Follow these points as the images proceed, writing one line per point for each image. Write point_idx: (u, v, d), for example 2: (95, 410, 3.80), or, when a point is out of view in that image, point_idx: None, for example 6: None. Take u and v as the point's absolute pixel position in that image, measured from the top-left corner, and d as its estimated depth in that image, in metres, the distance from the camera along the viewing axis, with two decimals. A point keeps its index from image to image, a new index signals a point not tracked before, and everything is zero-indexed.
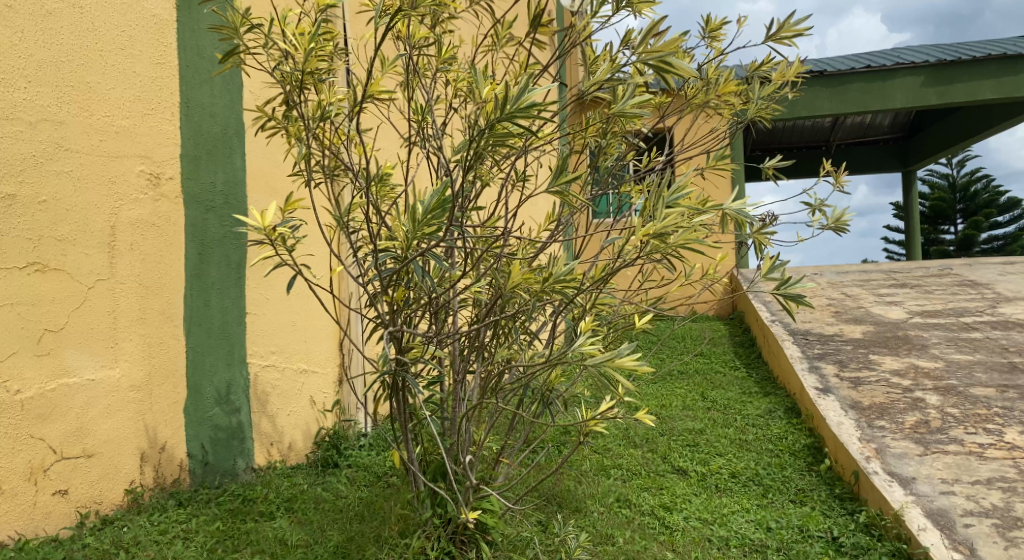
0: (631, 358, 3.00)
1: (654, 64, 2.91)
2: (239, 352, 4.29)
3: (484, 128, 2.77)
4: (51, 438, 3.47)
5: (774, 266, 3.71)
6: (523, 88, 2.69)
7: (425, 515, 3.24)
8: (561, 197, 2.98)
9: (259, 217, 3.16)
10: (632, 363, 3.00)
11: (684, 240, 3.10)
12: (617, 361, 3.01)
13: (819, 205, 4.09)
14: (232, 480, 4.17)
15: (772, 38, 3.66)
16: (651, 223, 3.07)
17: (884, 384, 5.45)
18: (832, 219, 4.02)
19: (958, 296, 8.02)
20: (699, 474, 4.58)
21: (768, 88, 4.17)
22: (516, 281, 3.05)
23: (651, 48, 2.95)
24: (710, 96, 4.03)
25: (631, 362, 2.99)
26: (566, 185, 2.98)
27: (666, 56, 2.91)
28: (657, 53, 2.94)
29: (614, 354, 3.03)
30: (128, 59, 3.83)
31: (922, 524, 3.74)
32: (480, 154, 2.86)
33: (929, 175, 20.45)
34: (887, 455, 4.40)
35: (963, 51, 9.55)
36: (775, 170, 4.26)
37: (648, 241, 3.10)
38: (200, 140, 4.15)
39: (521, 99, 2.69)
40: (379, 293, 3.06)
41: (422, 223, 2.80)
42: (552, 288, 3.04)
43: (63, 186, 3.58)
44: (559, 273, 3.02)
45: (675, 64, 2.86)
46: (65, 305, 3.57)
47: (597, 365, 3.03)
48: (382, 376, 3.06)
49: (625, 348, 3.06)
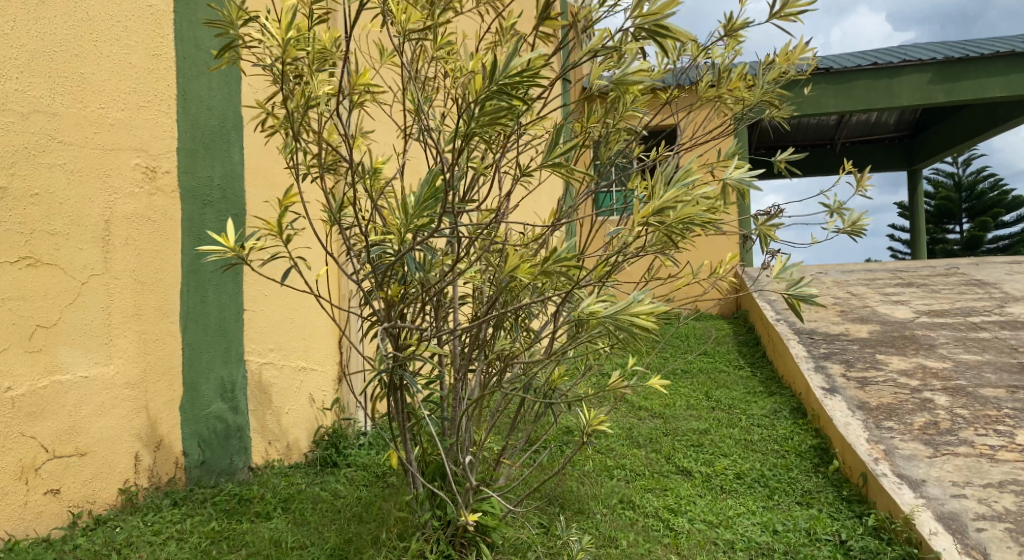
0: (646, 304, 3.03)
1: (650, 28, 2.84)
2: (236, 349, 4.21)
3: (473, 105, 2.71)
4: (43, 437, 3.40)
5: (785, 268, 3.65)
6: (511, 54, 2.62)
7: (425, 517, 3.16)
8: (556, 170, 2.97)
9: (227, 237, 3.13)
10: (648, 309, 3.02)
11: (685, 215, 3.01)
12: (632, 308, 3.04)
13: (838, 208, 3.99)
14: (229, 479, 4.10)
15: (776, 15, 3.44)
16: (651, 203, 3.02)
17: (892, 384, 5.37)
18: (849, 223, 3.93)
19: (965, 296, 7.92)
20: (704, 475, 4.51)
21: (773, 73, 4.04)
22: (514, 266, 3.00)
23: (647, 12, 2.85)
24: (722, 91, 3.97)
25: (646, 307, 3.02)
26: (561, 158, 2.95)
27: (662, 19, 2.83)
28: (653, 17, 2.85)
29: (630, 302, 3.07)
30: (124, 50, 3.76)
31: (934, 528, 3.65)
32: (473, 136, 2.80)
33: (935, 174, 20.33)
34: (896, 456, 4.32)
35: (970, 48, 9.44)
36: (786, 163, 4.18)
37: (648, 223, 3.05)
38: (197, 133, 4.07)
39: (510, 66, 2.63)
40: (374, 288, 2.97)
41: (415, 215, 2.75)
42: (551, 266, 2.96)
43: (57, 179, 3.51)
44: (560, 252, 2.95)
45: (673, 27, 2.80)
46: (57, 301, 3.49)
47: (610, 315, 3.05)
48: (378, 374, 2.98)
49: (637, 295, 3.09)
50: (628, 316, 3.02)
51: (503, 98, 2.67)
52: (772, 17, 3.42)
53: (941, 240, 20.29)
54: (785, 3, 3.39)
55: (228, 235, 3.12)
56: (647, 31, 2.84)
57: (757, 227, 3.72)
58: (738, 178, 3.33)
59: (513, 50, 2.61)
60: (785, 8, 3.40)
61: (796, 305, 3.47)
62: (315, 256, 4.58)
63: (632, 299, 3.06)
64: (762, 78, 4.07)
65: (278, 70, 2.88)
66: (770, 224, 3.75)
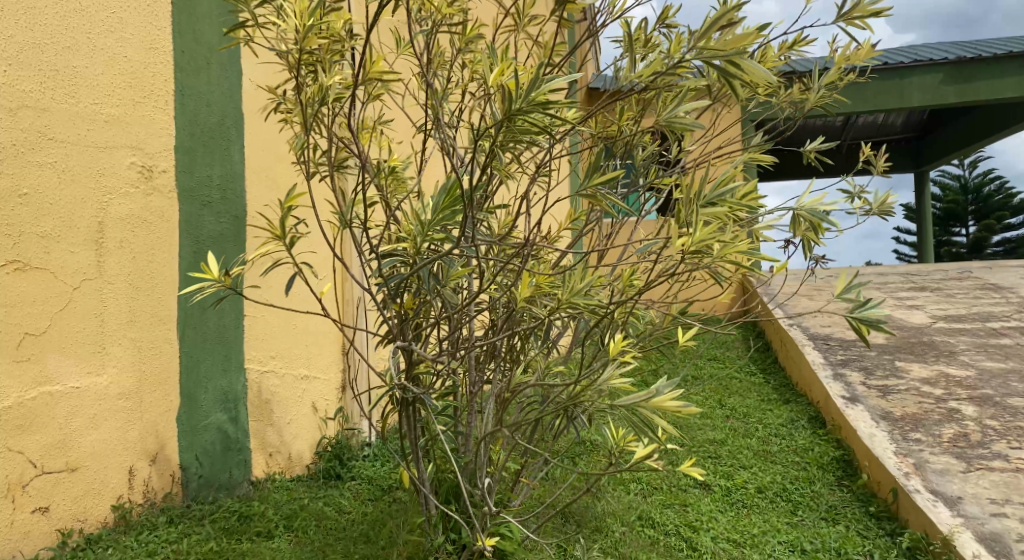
0: (670, 399, 2.85)
1: (721, 65, 2.66)
2: (236, 357, 4.01)
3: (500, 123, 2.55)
4: (30, 451, 3.23)
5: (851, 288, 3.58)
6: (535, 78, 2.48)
7: (438, 540, 2.98)
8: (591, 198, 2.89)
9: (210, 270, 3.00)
10: (672, 406, 2.84)
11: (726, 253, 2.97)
12: (655, 400, 2.86)
13: (858, 192, 3.82)
14: (229, 494, 3.90)
15: (843, 17, 3.21)
16: (693, 238, 2.87)
17: (914, 393, 5.18)
18: (877, 204, 3.75)
19: (981, 300, 7.74)
20: (724, 489, 4.31)
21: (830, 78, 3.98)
22: (527, 295, 2.83)
23: (714, 45, 2.66)
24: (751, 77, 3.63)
25: (670, 405, 2.83)
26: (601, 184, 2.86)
27: (733, 56, 2.64)
28: (722, 51, 2.66)
29: (653, 392, 2.89)
30: (120, 42, 3.57)
31: (976, 550, 3.46)
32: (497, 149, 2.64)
33: (940, 175, 20.15)
34: (928, 471, 4.13)
35: (983, 48, 9.26)
36: (816, 153, 3.98)
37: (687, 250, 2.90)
38: (196, 130, 3.87)
39: (533, 92, 2.49)
40: (388, 301, 2.78)
41: (433, 224, 2.58)
42: (563, 307, 2.81)
43: (47, 179, 3.32)
44: (579, 288, 2.78)
45: (747, 68, 2.61)
46: (47, 307, 3.31)
47: (630, 405, 2.89)
48: (389, 391, 2.79)
49: (663, 388, 2.89)
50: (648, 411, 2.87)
51: (531, 110, 2.51)
52: (837, 19, 3.20)
53: (947, 242, 20.12)
54: (855, 5, 3.15)
55: (211, 268, 2.99)
56: (721, 66, 2.66)
57: (797, 232, 3.18)
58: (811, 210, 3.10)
59: (540, 75, 2.47)
60: (853, 11, 3.18)
61: (864, 331, 3.38)
62: (320, 263, 4.34)
63: (657, 390, 2.88)
64: (816, 80, 4.03)
65: (290, 58, 2.69)
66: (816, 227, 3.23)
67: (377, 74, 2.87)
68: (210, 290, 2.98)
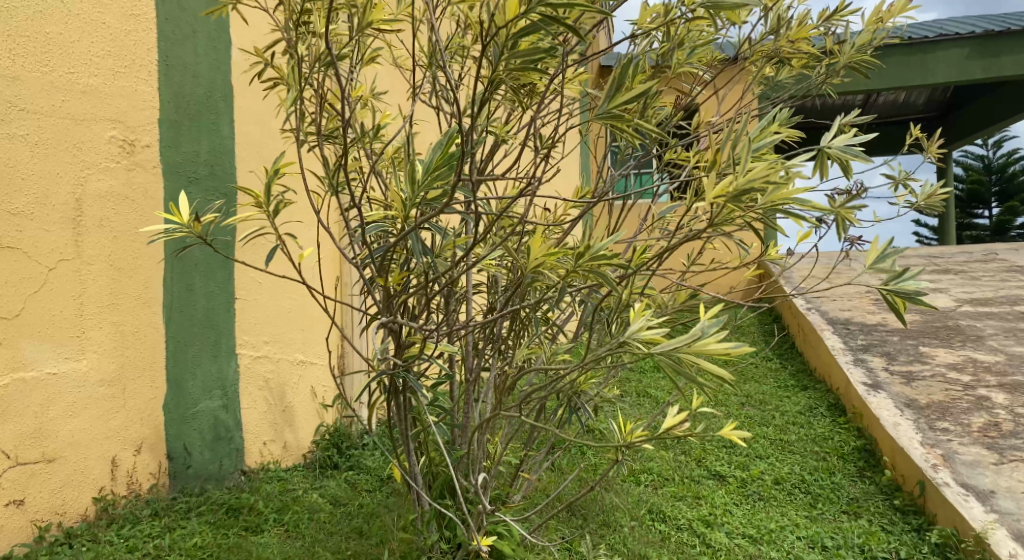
0: (718, 342, 2.38)
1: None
2: (226, 342, 3.81)
3: (493, 50, 2.21)
4: (3, 441, 3.06)
5: (883, 253, 2.99)
6: None
7: (432, 540, 2.79)
8: (615, 122, 2.47)
9: (177, 212, 2.70)
10: (719, 347, 2.39)
11: (776, 199, 2.48)
12: (700, 344, 2.40)
13: (903, 179, 3.53)
14: (218, 485, 3.72)
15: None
16: (728, 180, 2.42)
17: (941, 379, 4.93)
18: (922, 196, 3.53)
19: (1009, 283, 7.44)
20: (740, 480, 4.09)
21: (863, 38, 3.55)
22: (538, 261, 2.49)
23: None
24: (780, 45, 3.37)
25: (718, 347, 2.38)
26: (623, 107, 2.46)
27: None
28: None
29: (697, 335, 2.42)
30: (97, 8, 3.36)
31: (1012, 549, 3.23)
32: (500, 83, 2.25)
33: (962, 156, 19.71)
34: (957, 463, 3.89)
35: (1013, 21, 8.85)
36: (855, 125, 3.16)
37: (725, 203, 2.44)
38: (182, 103, 3.67)
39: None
40: (374, 275, 2.51)
41: (423, 188, 2.28)
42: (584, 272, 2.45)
43: (18, 152, 3.14)
44: (597, 246, 2.42)
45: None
46: (20, 289, 3.14)
47: (671, 350, 2.42)
48: (375, 378, 2.56)
49: (708, 329, 2.43)
50: (692, 355, 2.40)
51: (548, 20, 2.09)
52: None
53: (968, 226, 19.69)
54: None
55: (182, 212, 2.69)
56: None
57: (833, 208, 2.93)
58: (842, 148, 2.71)
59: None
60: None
61: (903, 309, 2.87)
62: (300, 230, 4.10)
63: (701, 333, 2.42)
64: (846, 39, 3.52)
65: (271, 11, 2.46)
66: (848, 204, 2.98)
67: (375, 23, 2.52)
68: (178, 236, 2.67)
